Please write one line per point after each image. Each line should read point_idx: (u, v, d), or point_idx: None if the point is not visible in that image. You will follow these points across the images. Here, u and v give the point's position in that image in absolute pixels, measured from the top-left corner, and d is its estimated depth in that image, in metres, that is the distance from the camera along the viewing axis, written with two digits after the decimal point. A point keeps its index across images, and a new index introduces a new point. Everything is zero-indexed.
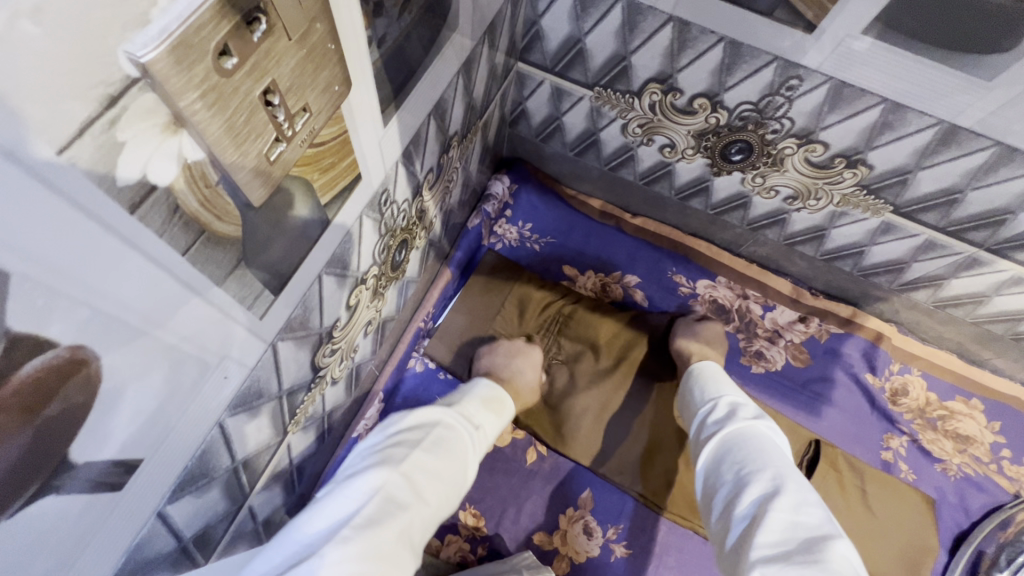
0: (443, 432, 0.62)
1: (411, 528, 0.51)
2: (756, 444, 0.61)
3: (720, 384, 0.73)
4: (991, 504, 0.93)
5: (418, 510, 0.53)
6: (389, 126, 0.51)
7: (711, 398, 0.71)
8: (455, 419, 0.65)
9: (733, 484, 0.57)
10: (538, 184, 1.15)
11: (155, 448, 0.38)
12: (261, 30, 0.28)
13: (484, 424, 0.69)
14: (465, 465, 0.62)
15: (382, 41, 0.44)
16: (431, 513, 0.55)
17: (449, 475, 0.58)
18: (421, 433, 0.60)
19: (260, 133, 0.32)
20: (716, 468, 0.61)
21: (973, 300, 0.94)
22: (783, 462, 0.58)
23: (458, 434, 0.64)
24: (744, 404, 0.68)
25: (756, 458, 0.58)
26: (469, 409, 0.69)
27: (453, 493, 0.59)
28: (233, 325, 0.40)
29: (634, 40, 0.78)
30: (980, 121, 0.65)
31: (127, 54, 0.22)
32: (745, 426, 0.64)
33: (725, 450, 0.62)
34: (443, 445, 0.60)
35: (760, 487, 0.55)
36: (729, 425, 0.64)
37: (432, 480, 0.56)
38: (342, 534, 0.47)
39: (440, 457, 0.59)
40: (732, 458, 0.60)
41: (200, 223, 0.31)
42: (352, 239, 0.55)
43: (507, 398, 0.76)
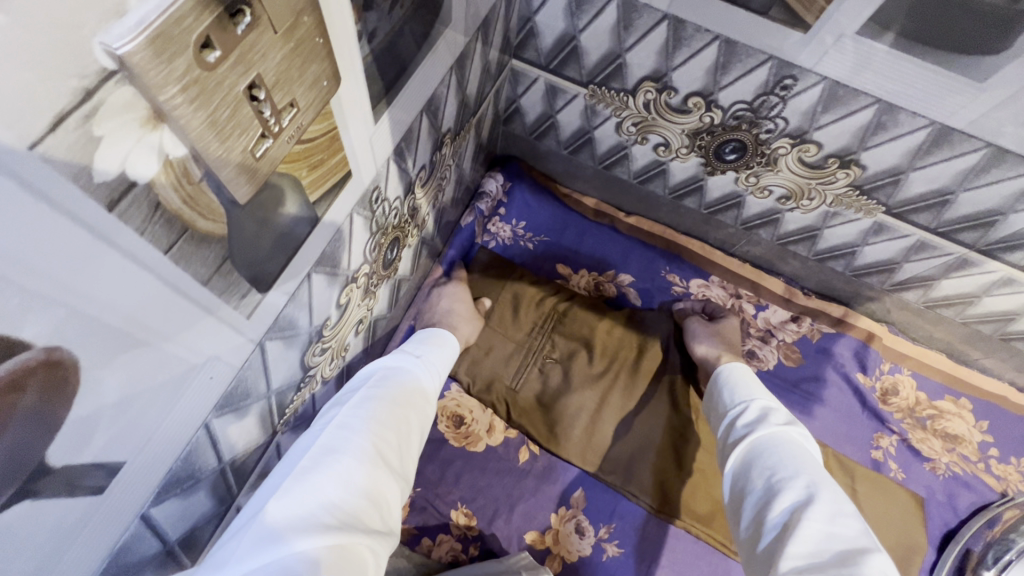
0: (388, 370, 0.62)
1: (376, 451, 0.52)
2: (788, 450, 0.61)
3: (750, 388, 0.73)
4: (979, 503, 0.94)
5: (378, 434, 0.53)
6: (380, 122, 0.51)
7: (741, 402, 0.71)
8: (400, 357, 0.66)
9: (764, 490, 0.58)
10: (531, 182, 1.15)
11: (139, 450, 0.37)
12: (245, 24, 0.27)
13: (432, 356, 0.69)
14: (420, 393, 0.63)
15: (372, 36, 0.43)
16: (399, 438, 0.55)
17: (403, 402, 0.59)
18: (366, 376, 0.60)
19: (246, 128, 0.31)
20: (746, 473, 0.62)
21: (964, 301, 0.95)
22: (817, 470, 0.57)
23: (407, 369, 0.64)
24: (776, 409, 0.68)
25: (788, 464, 0.58)
26: (410, 346, 0.70)
27: (418, 417, 0.60)
28: (219, 324, 0.39)
29: (629, 37, 0.78)
30: (973, 122, 0.66)
31: (103, 45, 0.22)
32: (778, 432, 0.64)
33: (755, 455, 0.62)
34: (391, 378, 0.61)
35: (793, 495, 0.55)
36: (760, 430, 0.64)
37: (392, 407, 0.57)
38: (299, 466, 0.47)
39: (391, 387, 0.59)
40: (762, 464, 0.60)
41: (183, 220, 0.30)
42: (343, 237, 0.54)
43: (446, 333, 0.76)
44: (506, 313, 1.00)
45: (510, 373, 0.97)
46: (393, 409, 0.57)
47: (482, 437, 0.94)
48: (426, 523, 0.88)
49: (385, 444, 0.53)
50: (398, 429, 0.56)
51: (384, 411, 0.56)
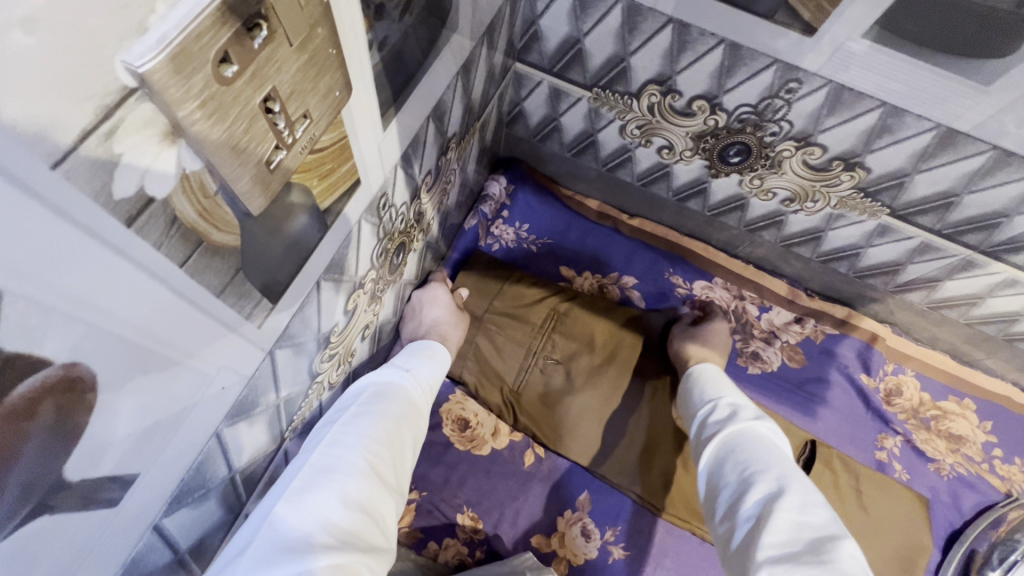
0: (379, 385, 0.63)
1: (370, 468, 0.52)
2: (757, 444, 0.61)
3: (719, 386, 0.73)
4: (983, 503, 0.94)
5: (372, 451, 0.54)
6: (388, 129, 0.51)
7: (711, 400, 0.71)
8: (391, 372, 0.66)
9: (736, 486, 0.57)
10: (534, 184, 1.15)
11: (152, 462, 0.37)
12: (262, 37, 0.27)
13: (422, 370, 0.70)
14: (412, 407, 0.64)
15: (382, 45, 0.43)
16: (393, 452, 0.56)
17: (395, 417, 0.59)
18: (357, 394, 0.61)
19: (261, 140, 0.31)
20: (718, 471, 0.61)
21: (968, 302, 0.95)
22: (787, 462, 0.58)
23: (398, 384, 0.64)
24: (744, 405, 0.68)
25: (759, 459, 0.58)
26: (399, 360, 0.70)
27: (412, 432, 0.61)
28: (231, 335, 0.39)
29: (634, 40, 0.78)
30: (978, 125, 0.66)
31: (124, 64, 0.22)
32: (747, 427, 0.63)
33: (726, 452, 0.62)
34: (383, 394, 0.61)
35: (764, 487, 0.55)
36: (731, 426, 0.64)
37: (386, 423, 0.58)
38: (293, 488, 0.48)
39: (383, 403, 0.60)
40: (733, 460, 0.60)
41: (198, 233, 0.30)
42: (351, 243, 0.54)
43: (436, 345, 0.75)
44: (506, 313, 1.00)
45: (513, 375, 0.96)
46: (386, 426, 0.57)
47: (487, 440, 0.94)
48: (432, 527, 0.88)
49: (380, 460, 0.54)
50: (391, 445, 0.56)
51: (376, 428, 0.56)
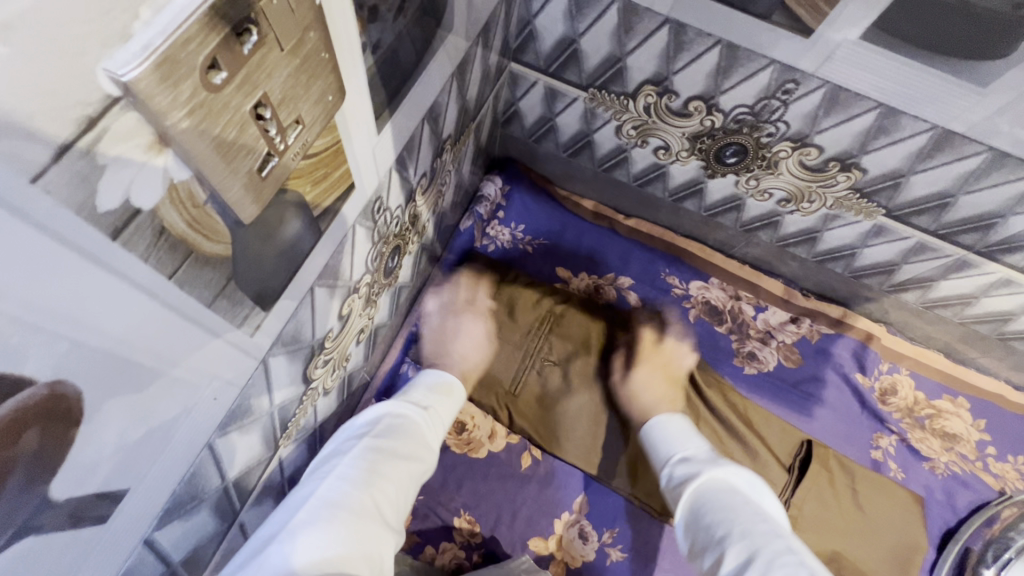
0: (394, 417, 0.62)
1: (371, 509, 0.53)
2: (720, 503, 0.60)
3: (670, 438, 0.71)
4: (978, 502, 0.95)
5: (376, 489, 0.54)
6: (383, 132, 0.50)
7: (666, 460, 0.70)
8: (408, 404, 0.65)
9: (714, 558, 0.57)
10: (530, 185, 1.14)
11: (142, 476, 0.36)
12: (251, 42, 0.26)
13: (439, 404, 0.69)
14: (424, 439, 0.63)
15: (376, 47, 0.42)
16: (397, 492, 0.56)
17: (405, 454, 0.59)
18: (372, 423, 0.61)
19: (251, 148, 0.30)
20: (695, 543, 0.60)
21: (962, 301, 0.95)
22: (747, 514, 0.58)
23: (412, 418, 0.64)
24: (697, 457, 0.67)
25: (727, 523, 0.57)
26: (416, 392, 0.69)
27: (420, 468, 0.60)
28: (223, 346, 0.38)
29: (630, 41, 0.77)
30: (973, 126, 0.66)
31: (107, 72, 0.21)
32: (707, 484, 0.62)
33: (696, 517, 0.61)
34: (396, 427, 0.61)
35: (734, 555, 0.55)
36: (692, 488, 0.63)
37: (393, 458, 0.57)
38: (296, 520, 0.49)
39: (395, 438, 0.60)
40: (704, 527, 0.59)
41: (188, 244, 0.30)
42: (345, 247, 0.53)
43: (453, 378, 0.74)
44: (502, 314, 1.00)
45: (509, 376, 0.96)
46: (393, 462, 0.57)
47: (484, 442, 0.94)
48: (429, 531, 0.87)
49: (381, 499, 0.54)
50: (396, 483, 0.56)
51: (383, 466, 0.56)
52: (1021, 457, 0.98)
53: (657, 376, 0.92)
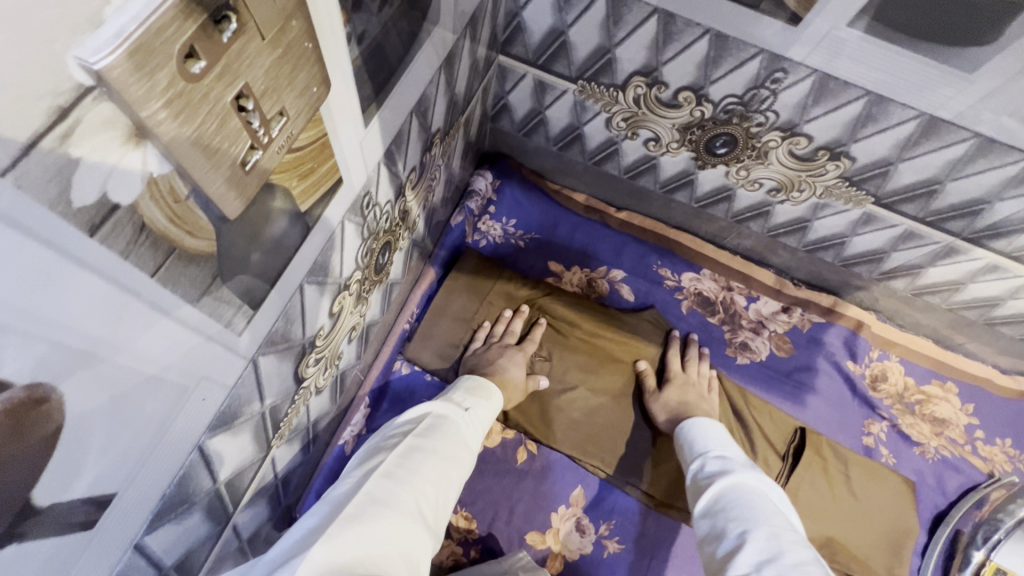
0: (436, 420, 0.66)
1: (417, 507, 0.54)
2: (744, 496, 0.62)
3: (709, 439, 0.75)
4: (968, 484, 0.96)
5: (419, 488, 0.56)
6: (370, 125, 0.49)
7: (700, 455, 0.73)
8: (446, 408, 0.69)
9: (733, 545, 0.56)
10: (521, 179, 1.14)
11: (129, 481, 0.35)
12: (231, 30, 0.26)
13: (477, 408, 0.74)
14: (462, 442, 0.66)
15: (361, 38, 0.41)
16: (437, 492, 0.58)
17: (446, 454, 0.62)
18: (414, 423, 0.64)
19: (234, 141, 0.29)
20: (712, 529, 0.61)
21: (950, 288, 0.96)
22: (775, 519, 0.58)
23: (451, 421, 0.68)
24: (732, 458, 0.71)
25: (748, 514, 0.59)
26: (456, 398, 0.74)
27: (457, 469, 0.62)
28: (211, 344, 0.37)
29: (619, 32, 0.76)
30: (960, 113, 0.66)
31: (78, 60, 0.20)
32: (736, 479, 0.64)
33: (719, 505, 0.62)
34: (437, 430, 0.64)
35: (756, 550, 0.54)
36: (721, 479, 0.65)
37: (431, 458, 0.60)
38: (346, 513, 0.49)
39: (436, 439, 0.63)
40: (726, 517, 0.60)
41: (170, 240, 0.29)
42: (334, 244, 0.52)
43: (490, 385, 0.80)
44: (492, 310, 1.00)
45: (519, 371, 0.91)
46: (434, 462, 0.60)
47: None
48: None
49: (423, 496, 0.56)
50: (436, 484, 0.58)
51: (427, 464, 0.59)
52: (1009, 439, 1.00)
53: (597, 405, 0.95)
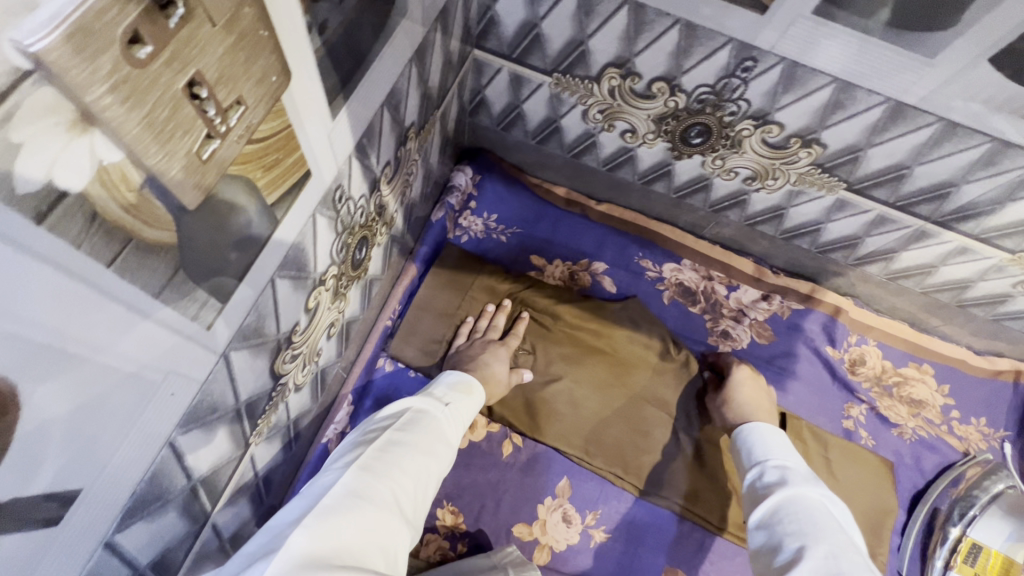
0: (417, 414, 0.66)
1: (394, 502, 0.55)
2: (805, 513, 0.59)
3: (768, 445, 0.71)
4: (944, 463, 0.99)
5: (397, 482, 0.56)
6: (338, 119, 0.49)
7: (758, 461, 0.70)
8: (427, 403, 0.69)
9: (790, 559, 0.55)
10: (501, 174, 1.14)
11: (94, 477, 0.35)
12: (178, 16, 0.26)
13: (459, 402, 0.74)
14: (444, 437, 0.66)
15: (324, 28, 0.40)
16: (416, 486, 0.58)
17: (426, 448, 0.62)
18: (394, 417, 0.64)
19: (188, 129, 0.29)
20: (768, 541, 0.59)
21: (922, 271, 0.99)
22: (839, 541, 0.55)
23: (432, 415, 0.67)
24: (795, 468, 0.67)
25: (808, 531, 0.56)
26: (437, 393, 0.73)
27: (438, 463, 0.63)
28: (178, 338, 0.37)
29: (591, 23, 0.77)
30: (923, 98, 0.68)
31: (12, 43, 0.20)
32: (795, 491, 0.62)
33: (776, 517, 0.60)
34: (418, 424, 0.64)
35: (812, 568, 0.52)
36: (779, 489, 0.63)
37: (412, 452, 0.60)
38: (323, 505, 0.49)
39: (417, 433, 0.63)
40: (784, 530, 0.58)
41: (126, 230, 0.29)
42: (307, 239, 0.52)
43: (474, 380, 0.79)
44: (475, 306, 1.00)
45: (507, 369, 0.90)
46: (414, 456, 0.60)
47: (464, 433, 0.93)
48: None
49: (402, 490, 0.56)
50: (415, 477, 0.58)
51: (406, 458, 0.59)
52: (983, 419, 1.03)
53: (584, 394, 0.95)
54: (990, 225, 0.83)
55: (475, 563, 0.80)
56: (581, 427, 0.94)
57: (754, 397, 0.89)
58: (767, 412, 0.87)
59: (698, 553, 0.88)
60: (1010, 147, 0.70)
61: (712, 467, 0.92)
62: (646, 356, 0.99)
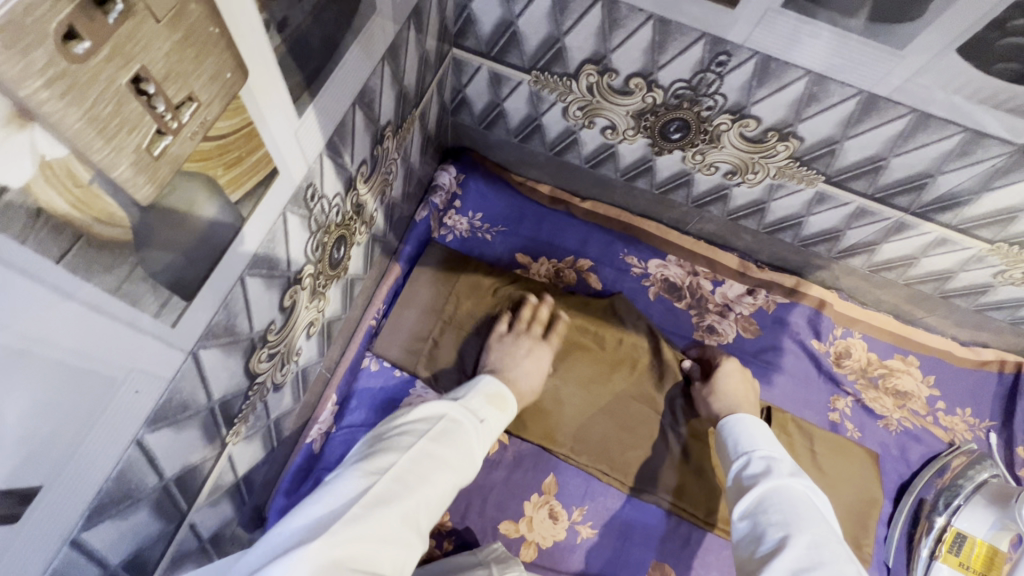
0: (450, 424, 0.66)
1: (416, 514, 0.55)
2: (789, 501, 0.59)
3: (754, 436, 0.71)
4: (929, 454, 0.99)
5: (423, 494, 0.57)
6: (305, 116, 0.49)
7: (744, 453, 0.70)
8: (463, 413, 0.68)
9: (772, 548, 0.54)
10: (485, 173, 1.14)
11: (56, 474, 0.35)
12: (117, 12, 0.26)
13: (493, 418, 0.73)
14: (472, 453, 0.66)
15: (283, 25, 0.41)
16: (437, 499, 0.59)
17: (454, 462, 0.62)
18: (428, 423, 0.64)
19: (135, 125, 0.29)
20: (750, 530, 0.59)
21: (904, 263, 0.99)
22: (821, 530, 0.55)
23: (465, 428, 0.67)
24: (781, 459, 0.67)
25: (791, 520, 0.56)
26: (471, 405, 0.72)
27: (461, 479, 0.63)
28: (139, 335, 0.37)
29: (566, 20, 0.77)
30: (897, 89, 0.68)
31: None
32: (780, 480, 0.62)
33: (760, 506, 0.60)
34: (450, 436, 0.64)
35: (795, 556, 0.52)
36: (764, 480, 0.62)
37: (440, 466, 0.60)
38: (352, 512, 0.51)
39: (447, 446, 0.63)
40: (767, 519, 0.58)
41: (74, 226, 0.29)
42: (277, 237, 0.52)
43: (509, 393, 0.78)
44: (462, 300, 0.99)
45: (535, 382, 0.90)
46: (441, 471, 0.60)
47: None
48: None
49: (425, 504, 0.57)
50: (438, 492, 0.59)
51: (435, 471, 0.60)
52: (968, 409, 1.03)
53: (570, 390, 0.96)
54: (967, 215, 0.83)
55: (460, 560, 0.80)
56: (567, 424, 0.94)
57: (742, 391, 0.89)
58: (752, 405, 0.89)
59: (685, 547, 0.88)
60: (983, 138, 0.70)
61: (698, 461, 0.93)
62: (631, 354, 0.98)
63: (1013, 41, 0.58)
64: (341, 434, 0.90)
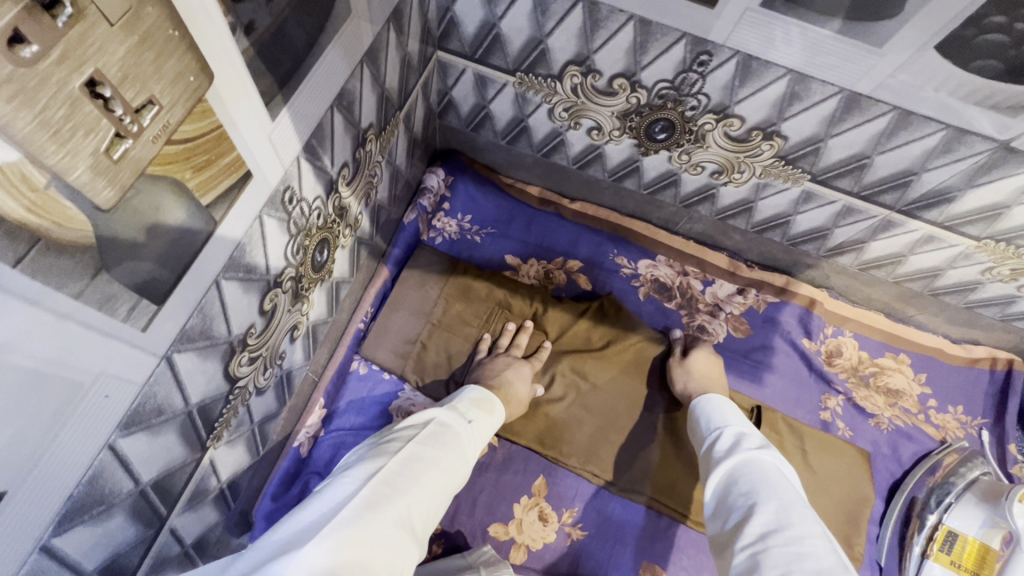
0: (439, 427, 0.66)
1: (409, 518, 0.54)
2: (757, 470, 0.59)
3: (725, 413, 0.71)
4: (921, 452, 0.99)
5: (415, 497, 0.56)
6: (279, 119, 0.49)
7: (715, 429, 0.70)
8: (451, 417, 0.69)
9: (741, 517, 0.55)
10: (474, 175, 1.14)
11: (22, 478, 0.35)
12: (67, 15, 0.27)
13: (481, 421, 0.72)
14: (462, 456, 0.66)
15: (250, 29, 0.41)
16: (429, 504, 0.58)
17: (444, 465, 0.62)
18: (416, 429, 0.64)
19: (92, 128, 0.30)
20: (722, 503, 0.59)
21: (892, 261, 0.99)
22: (788, 493, 0.55)
23: (454, 431, 0.67)
24: (750, 432, 0.67)
25: (759, 488, 0.56)
26: (460, 407, 0.72)
27: (451, 481, 0.62)
28: (108, 340, 0.37)
29: (547, 22, 0.77)
30: (877, 86, 0.68)
31: None
32: (749, 452, 0.62)
33: (731, 480, 0.60)
34: (439, 438, 0.64)
35: (764, 521, 0.52)
36: (734, 453, 0.62)
37: (430, 468, 0.60)
38: (341, 516, 0.50)
39: (436, 449, 0.63)
40: (737, 490, 0.58)
41: (31, 230, 0.29)
42: (254, 240, 0.52)
43: (496, 399, 0.78)
44: (453, 302, 0.99)
45: (523, 385, 0.89)
46: (431, 473, 0.60)
47: None
48: None
49: (417, 507, 0.56)
50: (429, 495, 0.58)
51: (425, 474, 0.59)
52: (960, 407, 1.03)
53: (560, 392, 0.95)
54: (953, 212, 0.83)
55: (449, 563, 0.79)
56: (558, 425, 0.94)
57: (716, 370, 0.92)
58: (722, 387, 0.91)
59: (675, 548, 0.88)
60: (965, 134, 0.70)
61: (688, 460, 0.92)
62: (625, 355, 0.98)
63: (990, 38, 0.58)
64: (329, 437, 0.90)
